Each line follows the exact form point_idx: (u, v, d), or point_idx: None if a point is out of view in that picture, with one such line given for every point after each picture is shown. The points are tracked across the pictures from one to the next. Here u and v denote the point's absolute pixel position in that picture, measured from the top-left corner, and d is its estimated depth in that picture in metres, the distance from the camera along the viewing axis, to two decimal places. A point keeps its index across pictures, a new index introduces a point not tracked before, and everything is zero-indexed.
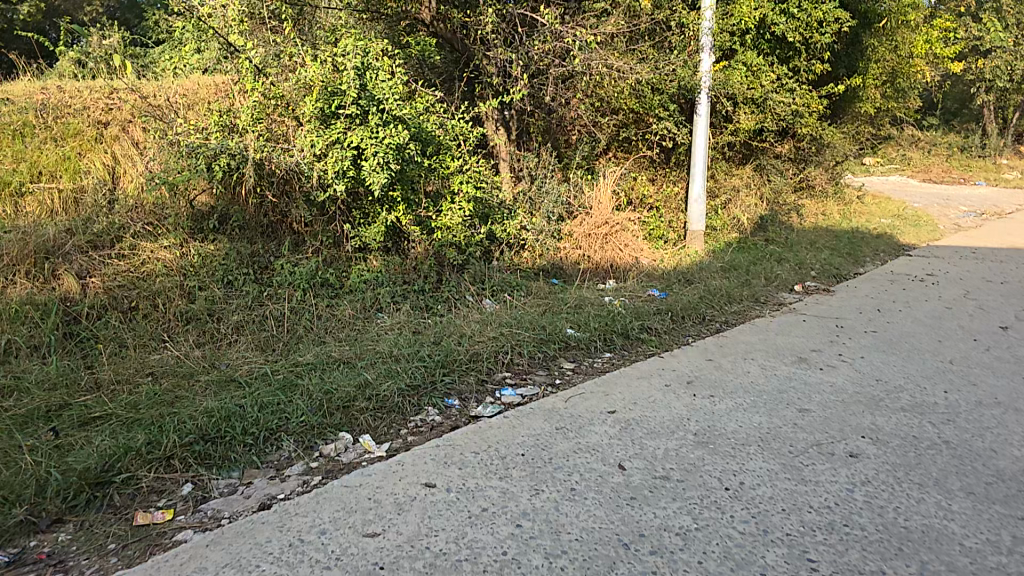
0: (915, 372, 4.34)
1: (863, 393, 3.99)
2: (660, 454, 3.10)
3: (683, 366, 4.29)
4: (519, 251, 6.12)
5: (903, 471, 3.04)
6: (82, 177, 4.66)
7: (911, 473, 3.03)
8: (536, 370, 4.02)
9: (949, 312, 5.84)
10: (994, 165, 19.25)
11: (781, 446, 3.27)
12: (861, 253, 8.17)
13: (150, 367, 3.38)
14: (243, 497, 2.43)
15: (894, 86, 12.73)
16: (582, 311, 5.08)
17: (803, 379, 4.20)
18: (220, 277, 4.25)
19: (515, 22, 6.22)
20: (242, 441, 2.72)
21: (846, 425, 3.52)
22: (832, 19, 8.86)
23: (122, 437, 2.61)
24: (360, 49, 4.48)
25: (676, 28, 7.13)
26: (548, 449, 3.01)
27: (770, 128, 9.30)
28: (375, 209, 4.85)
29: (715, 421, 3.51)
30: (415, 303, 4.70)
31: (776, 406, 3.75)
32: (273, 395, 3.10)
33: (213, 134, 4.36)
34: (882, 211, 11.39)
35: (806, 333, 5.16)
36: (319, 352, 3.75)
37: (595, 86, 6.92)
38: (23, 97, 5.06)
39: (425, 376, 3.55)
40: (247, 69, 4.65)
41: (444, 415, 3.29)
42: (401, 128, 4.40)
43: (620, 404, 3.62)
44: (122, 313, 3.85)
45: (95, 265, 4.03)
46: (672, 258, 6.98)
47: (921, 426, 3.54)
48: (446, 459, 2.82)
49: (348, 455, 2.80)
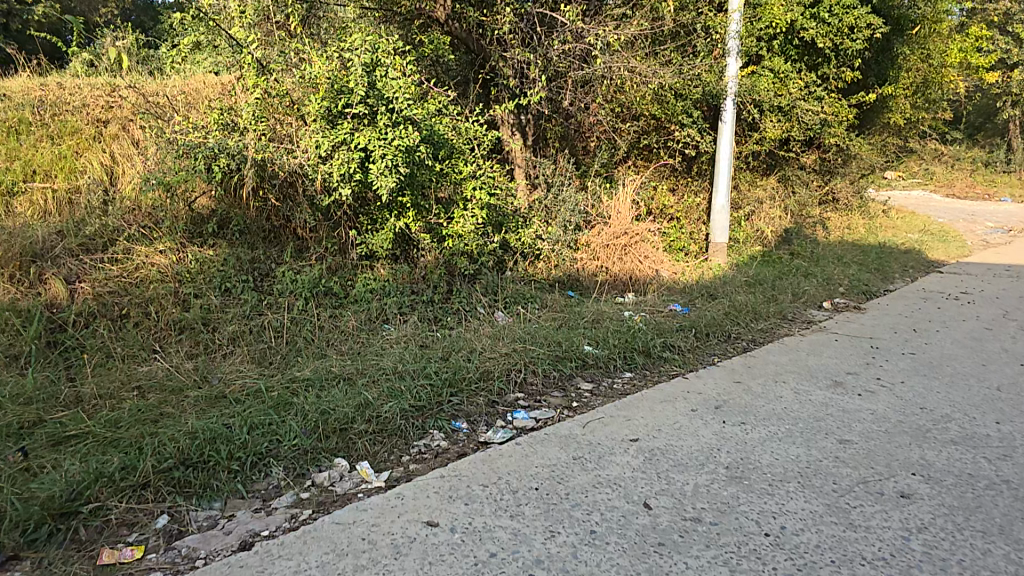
0: (961, 400, 3.91)
1: (907, 422, 3.59)
2: (689, 490, 2.76)
3: (709, 390, 3.94)
4: (533, 262, 5.85)
5: (964, 517, 2.66)
6: (78, 177, 4.54)
7: (972, 519, 2.64)
8: (551, 391, 3.70)
9: (990, 333, 5.37)
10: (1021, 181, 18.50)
11: (824, 483, 2.90)
12: (891, 269, 7.73)
13: (137, 381, 3.17)
14: (222, 533, 2.16)
15: (925, 97, 12.20)
16: (600, 326, 4.78)
17: (841, 405, 3.81)
18: (217, 284, 4.04)
19: (534, 22, 5.98)
20: (227, 467, 2.47)
21: (894, 460, 3.13)
22: (864, 25, 8.51)
23: (95, 460, 2.37)
24: (369, 45, 4.28)
25: (702, 31, 6.83)
26: (565, 483, 2.70)
27: (796, 137, 8.93)
28: (382, 215, 4.64)
29: (748, 452, 3.16)
30: (422, 315, 4.48)
31: (814, 436, 3.38)
32: (265, 414, 2.84)
33: (212, 132, 4.17)
34: (908, 226, 10.90)
35: (839, 354, 4.77)
36: (318, 366, 3.51)
37: (616, 91, 6.73)
38: (22, 93, 4.96)
39: (431, 395, 3.28)
40: (250, 64, 4.44)
41: (450, 440, 2.99)
42: (411, 129, 4.20)
43: (642, 431, 3.29)
44: (112, 321, 3.67)
45: (85, 271, 3.88)
46: (693, 272, 6.64)
47: (977, 462, 3.14)
48: (450, 492, 2.53)
49: (344, 485, 2.52)
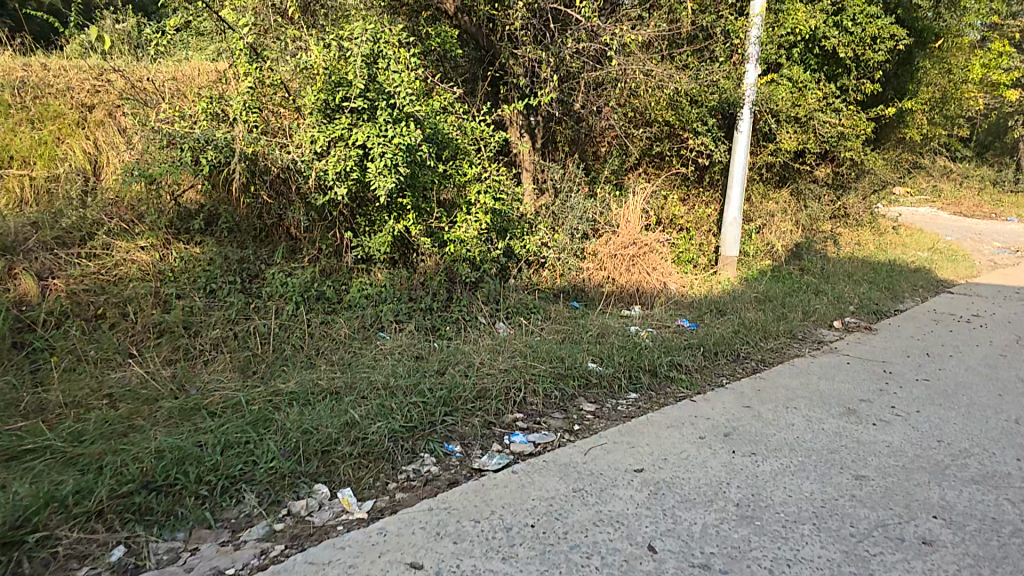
0: (978, 433, 3.68)
1: (925, 457, 3.36)
2: (697, 532, 2.53)
3: (718, 415, 3.71)
4: (537, 270, 5.65)
5: (992, 569, 2.43)
6: (57, 164, 4.33)
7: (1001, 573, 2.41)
8: (552, 413, 3.49)
9: (1004, 359, 5.14)
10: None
11: (840, 526, 2.67)
12: (902, 287, 7.50)
13: (108, 388, 2.98)
14: (183, 571, 1.95)
15: (943, 112, 11.91)
16: (605, 341, 4.55)
17: (856, 436, 3.58)
18: (202, 284, 3.85)
19: (548, 18, 5.74)
20: (195, 493, 2.26)
21: (914, 501, 2.89)
22: (887, 35, 8.33)
23: (47, 482, 2.17)
24: (372, 34, 4.05)
25: (721, 35, 6.65)
26: (564, 520, 2.48)
27: (812, 150, 8.70)
28: (381, 216, 4.43)
29: (759, 488, 2.92)
30: (420, 323, 4.27)
31: (829, 471, 3.15)
32: (242, 432, 2.63)
33: (200, 122, 3.98)
34: (917, 242, 10.67)
35: (852, 378, 4.53)
36: (305, 377, 3.30)
37: (630, 95, 6.50)
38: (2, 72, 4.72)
39: (423, 415, 3.06)
40: (242, 50, 4.21)
41: (441, 466, 2.79)
42: (412, 126, 3.98)
43: (646, 461, 3.07)
44: (85, 321, 3.47)
45: (60, 266, 3.67)
46: (702, 286, 6.43)
47: (1001, 503, 2.90)
48: (439, 529, 2.31)
49: (323, 515, 2.32)
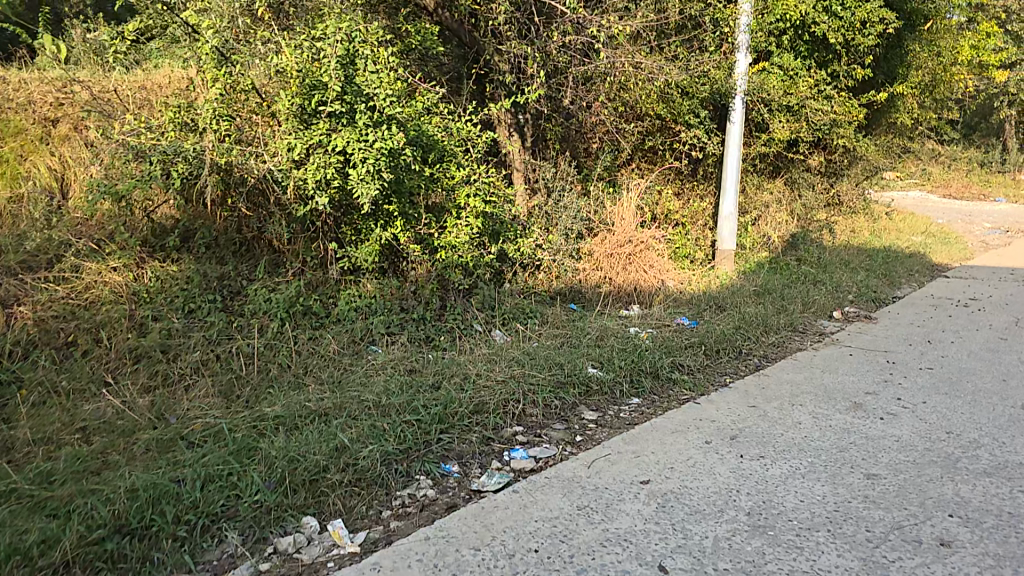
0: (987, 422, 3.58)
1: (936, 450, 3.25)
2: (709, 547, 2.40)
3: (723, 417, 3.58)
4: (532, 273, 5.46)
5: (1013, 569, 2.31)
6: (21, 184, 4.13)
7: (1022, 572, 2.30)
8: (552, 424, 3.36)
9: (1005, 342, 5.06)
10: (1016, 183, 18.31)
11: (855, 530, 2.55)
12: (899, 273, 7.42)
13: (81, 422, 2.84)
14: None
15: (932, 96, 11.87)
16: (604, 344, 4.41)
17: (864, 432, 3.46)
18: (180, 305, 3.69)
19: (531, 11, 5.56)
20: (172, 535, 2.13)
21: (928, 499, 2.78)
22: (877, 19, 8.20)
23: (8, 533, 2.02)
24: (346, 33, 3.88)
25: (710, 24, 6.49)
26: (569, 541, 2.35)
27: (805, 138, 8.61)
28: (367, 224, 4.27)
29: (770, 494, 2.80)
30: (412, 335, 4.13)
31: (839, 471, 3.03)
32: (223, 463, 2.48)
33: (168, 133, 3.83)
34: (911, 227, 10.61)
35: (856, 371, 4.42)
36: (292, 399, 3.15)
37: (619, 88, 6.36)
38: None
39: (417, 435, 2.92)
40: (209, 54, 4.01)
41: (438, 489, 2.66)
42: (394, 129, 3.84)
43: (652, 471, 2.94)
44: (56, 350, 3.31)
45: (26, 292, 3.50)
46: (700, 281, 6.31)
47: (1016, 496, 2.80)
48: (437, 560, 2.17)
49: (312, 551, 2.20)
